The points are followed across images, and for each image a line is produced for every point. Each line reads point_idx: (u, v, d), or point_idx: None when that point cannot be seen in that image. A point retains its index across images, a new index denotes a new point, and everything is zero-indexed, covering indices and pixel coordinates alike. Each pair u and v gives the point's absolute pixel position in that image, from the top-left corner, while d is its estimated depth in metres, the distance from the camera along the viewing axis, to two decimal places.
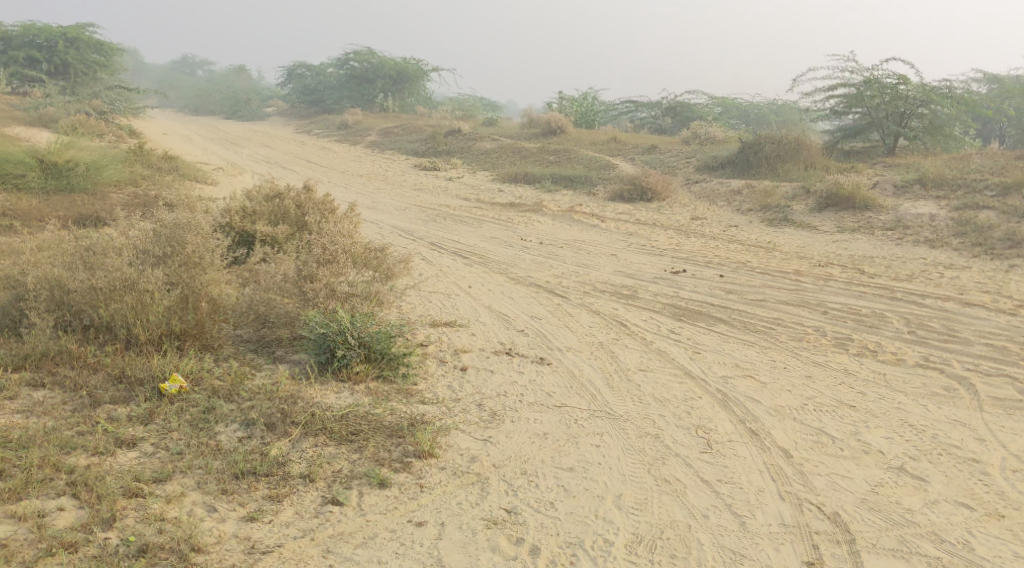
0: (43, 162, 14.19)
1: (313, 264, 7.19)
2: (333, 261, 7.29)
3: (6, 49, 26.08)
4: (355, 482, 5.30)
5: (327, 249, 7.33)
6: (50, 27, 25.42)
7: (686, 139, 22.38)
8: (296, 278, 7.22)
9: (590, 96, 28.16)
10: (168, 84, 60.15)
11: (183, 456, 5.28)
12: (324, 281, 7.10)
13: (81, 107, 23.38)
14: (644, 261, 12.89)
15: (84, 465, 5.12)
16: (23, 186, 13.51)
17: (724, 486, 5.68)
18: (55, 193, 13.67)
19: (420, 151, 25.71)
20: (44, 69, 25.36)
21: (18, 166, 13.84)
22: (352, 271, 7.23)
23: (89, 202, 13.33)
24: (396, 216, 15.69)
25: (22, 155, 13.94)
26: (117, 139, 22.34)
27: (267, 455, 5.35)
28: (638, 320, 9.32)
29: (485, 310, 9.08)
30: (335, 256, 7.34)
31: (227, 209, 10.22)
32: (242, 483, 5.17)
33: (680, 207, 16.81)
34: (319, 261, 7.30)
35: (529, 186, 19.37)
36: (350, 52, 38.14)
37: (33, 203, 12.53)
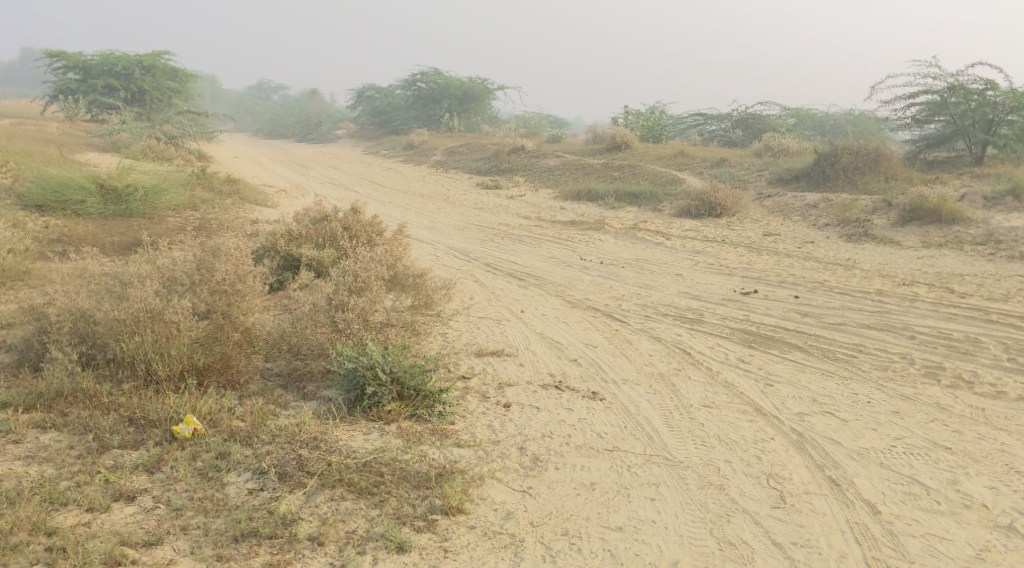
0: (103, 187, 14.08)
1: (344, 292, 6.58)
2: (365, 288, 6.69)
3: (86, 78, 26.50)
4: (370, 545, 4.75)
5: (361, 273, 6.75)
6: (128, 56, 25.75)
7: (757, 151, 21.49)
8: (327, 308, 6.57)
9: (657, 109, 27.44)
10: (241, 109, 61.11)
11: (183, 513, 4.82)
12: (356, 310, 6.51)
13: (152, 133, 23.56)
14: (712, 282, 12.17)
15: (70, 525, 4.69)
16: (81, 212, 13.42)
17: (800, 550, 5.00)
18: (112, 218, 13.53)
19: (483, 170, 25.28)
20: (121, 96, 25.69)
21: (78, 193, 13.76)
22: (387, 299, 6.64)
23: (146, 225, 13.15)
24: (453, 237, 15.23)
25: (83, 180, 13.86)
26: (185, 162, 22.41)
27: (274, 514, 4.84)
28: (704, 348, 8.64)
29: (536, 337, 8.59)
30: (368, 283, 6.71)
31: (272, 233, 9.83)
32: (241, 547, 4.68)
33: (751, 222, 15.99)
34: (353, 286, 6.68)
35: (594, 203, 18.76)
36: (417, 72, 38.07)
37: (90, 230, 12.39)
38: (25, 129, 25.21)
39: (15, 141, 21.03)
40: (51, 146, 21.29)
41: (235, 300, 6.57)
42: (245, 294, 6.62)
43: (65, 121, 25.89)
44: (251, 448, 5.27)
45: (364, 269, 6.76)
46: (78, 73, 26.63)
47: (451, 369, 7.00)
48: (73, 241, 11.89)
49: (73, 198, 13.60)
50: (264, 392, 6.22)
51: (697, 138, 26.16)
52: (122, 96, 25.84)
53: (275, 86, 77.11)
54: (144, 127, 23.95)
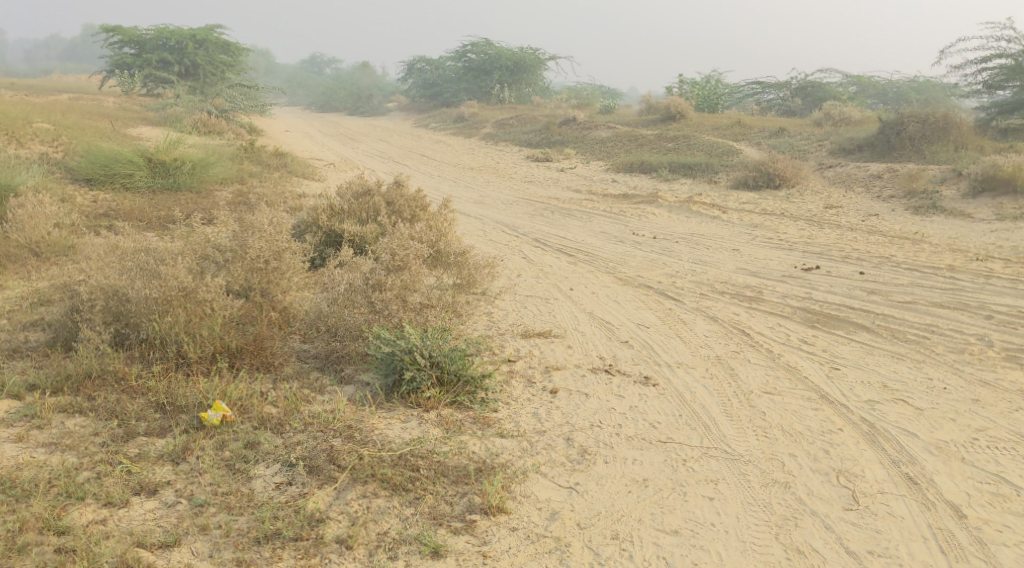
0: (151, 161, 13.95)
1: (381, 273, 6.29)
2: (404, 270, 6.40)
3: (140, 52, 26.53)
4: (402, 550, 4.44)
5: (400, 253, 6.47)
6: (181, 30, 25.71)
7: (818, 120, 20.72)
8: (363, 287, 6.27)
9: (713, 78, 26.71)
10: (294, 83, 61.17)
11: (205, 510, 4.56)
12: (395, 290, 6.21)
13: (205, 106, 23.50)
14: (772, 257, 11.67)
15: (85, 522, 4.45)
16: (130, 185, 13.29)
17: (877, 560, 4.59)
18: (160, 192, 13.40)
19: (534, 142, 24.84)
20: (175, 71, 25.68)
21: (126, 167, 13.65)
22: (427, 279, 6.34)
23: (194, 199, 13.00)
24: (502, 210, 14.87)
25: (131, 153, 13.74)
26: (236, 136, 22.30)
27: (301, 512, 4.56)
28: (764, 329, 8.21)
29: (586, 317, 8.27)
30: (407, 264, 6.43)
31: (315, 209, 9.57)
32: (263, 550, 4.39)
33: (812, 194, 15.37)
34: (393, 266, 6.43)
35: (646, 175, 18.24)
36: (467, 43, 37.65)
37: (137, 205, 12.24)
38: (82, 104, 25.36)
39: (70, 115, 21.09)
40: (105, 120, 21.32)
41: (274, 278, 6.46)
42: (283, 269, 6.50)
43: (121, 96, 25.98)
44: (281, 436, 5.00)
45: (403, 247, 6.48)
46: (134, 48, 26.70)
47: (495, 352, 6.69)
48: (120, 215, 11.76)
49: (123, 171, 13.49)
50: (299, 375, 5.94)
51: (754, 107, 25.41)
52: (177, 70, 25.83)
53: (328, 59, 77.14)
54: (196, 101, 23.91)
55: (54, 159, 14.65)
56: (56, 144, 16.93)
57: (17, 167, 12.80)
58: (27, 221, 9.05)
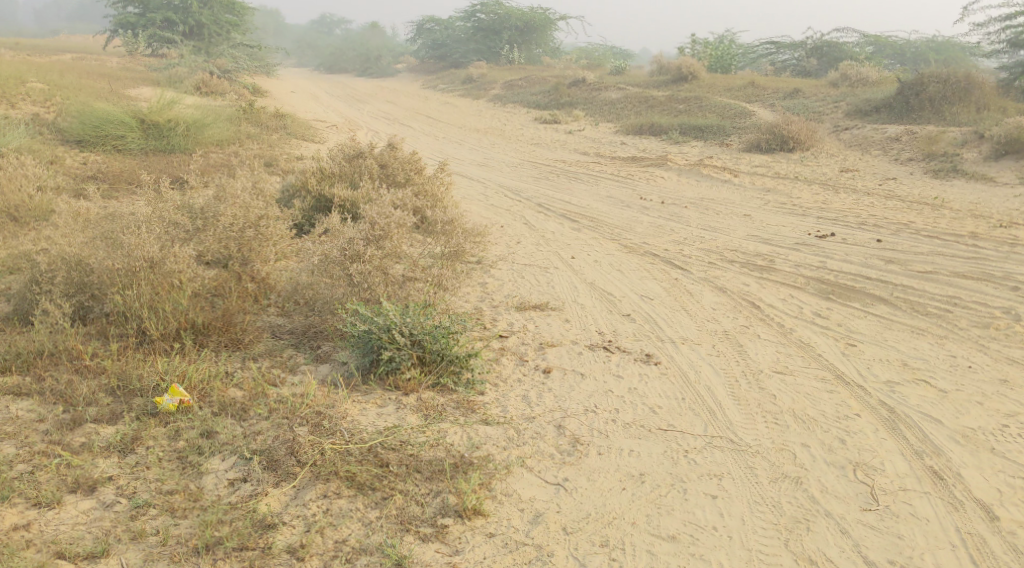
0: (144, 122, 13.45)
1: (360, 240, 5.74)
2: (385, 237, 5.81)
3: (145, 12, 25.96)
4: (363, 561, 4.08)
5: (381, 217, 5.88)
6: None
7: (834, 81, 20.02)
8: (338, 259, 5.70)
9: (727, 38, 25.95)
10: (303, 43, 60.31)
11: (146, 511, 4.21)
12: (375, 261, 5.70)
13: (207, 67, 22.95)
14: (784, 224, 11.17)
15: (12, 525, 4.10)
16: (121, 148, 12.86)
17: None
18: (152, 154, 12.91)
19: (542, 104, 24.22)
20: (180, 31, 25.14)
21: (118, 127, 13.15)
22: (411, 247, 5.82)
23: (187, 161, 12.56)
24: (506, 174, 14.37)
25: (123, 114, 13.29)
26: (238, 97, 21.74)
27: (253, 515, 4.21)
28: (775, 301, 7.74)
29: (586, 287, 7.80)
30: (388, 231, 5.82)
31: (303, 172, 9.09)
32: (202, 562, 4.03)
33: (827, 157, 14.78)
34: (375, 229, 5.80)
35: (656, 137, 17.67)
36: (476, 3, 36.85)
37: (126, 167, 11.79)
38: (85, 64, 24.84)
39: (68, 76, 20.61)
40: (104, 80, 20.81)
41: (256, 245, 6.09)
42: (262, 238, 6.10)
43: (125, 57, 25.47)
44: (242, 423, 4.63)
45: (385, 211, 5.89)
46: (138, 6, 26.11)
47: (485, 328, 6.25)
48: (109, 177, 11.33)
49: (114, 133, 13.05)
50: (270, 354, 5.48)
51: (768, 68, 24.68)
52: (182, 30, 25.28)
53: (337, 19, 76.06)
54: (199, 62, 23.36)
55: (44, 119, 14.21)
56: (49, 104, 16.47)
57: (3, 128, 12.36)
58: (2, 183, 8.61)
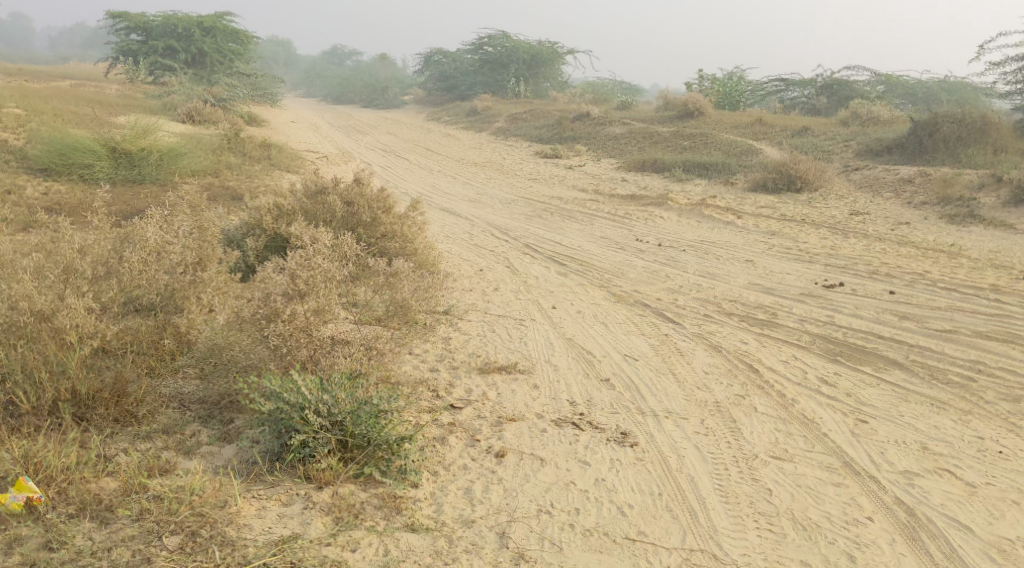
0: (114, 151, 12.62)
1: (279, 299, 4.89)
2: (309, 293, 4.97)
3: (147, 39, 25.32)
4: None
5: (303, 270, 5.03)
6: (188, 16, 24.48)
7: (844, 120, 19.27)
8: (258, 317, 4.90)
9: (734, 74, 25.22)
10: (313, 72, 59.77)
11: None
12: (299, 322, 4.86)
13: (203, 95, 22.26)
14: (789, 271, 10.34)
15: None
16: (88, 177, 12.06)
17: None
18: (120, 184, 12.05)
19: (543, 138, 23.49)
20: (182, 59, 24.48)
21: (87, 156, 12.34)
22: (340, 307, 5.01)
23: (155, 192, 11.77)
24: (496, 211, 13.58)
25: (94, 143, 12.53)
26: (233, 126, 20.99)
27: None
28: (776, 363, 6.89)
29: (564, 344, 6.97)
30: (314, 286, 4.98)
31: (259, 208, 8.32)
32: None
33: (836, 199, 13.96)
34: (303, 282, 4.96)
35: (658, 174, 16.86)
36: (484, 36, 36.24)
37: (88, 198, 11.01)
38: (82, 91, 24.14)
39: (53, 101, 19.88)
40: (91, 108, 20.11)
41: (188, 294, 5.45)
42: (199, 281, 5.51)
43: (124, 84, 24.83)
44: (103, 528, 4.05)
45: (310, 261, 5.06)
46: (140, 35, 25.49)
47: (439, 394, 5.46)
48: (66, 210, 10.52)
49: (82, 162, 12.27)
50: (171, 430, 4.70)
51: (777, 105, 23.93)
52: (184, 58, 24.63)
53: (351, 51, 75.76)
54: (196, 90, 22.65)
55: (11, 145, 13.42)
56: (22, 131, 15.71)
57: None
58: None
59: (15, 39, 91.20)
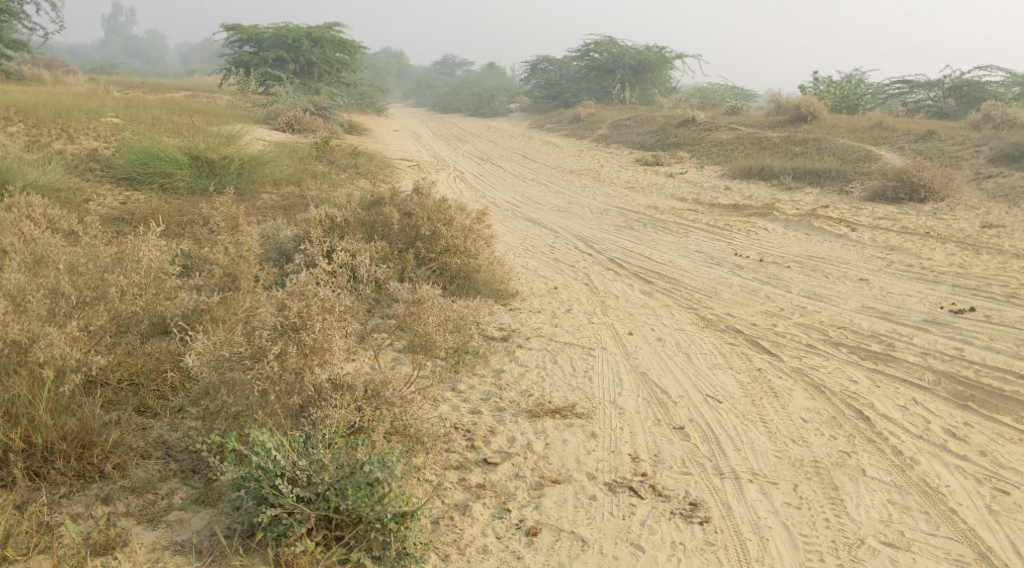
0: (196, 159, 12.02)
1: (266, 337, 4.41)
2: (304, 327, 4.46)
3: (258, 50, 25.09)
4: None
5: (295, 301, 4.52)
6: (297, 27, 24.16)
7: (975, 123, 17.60)
8: (242, 353, 4.41)
9: (852, 76, 23.58)
10: (423, 83, 59.67)
11: None
12: (290, 363, 4.38)
13: (303, 103, 21.85)
14: (909, 291, 9.15)
15: None
16: (168, 186, 11.51)
17: None
18: (199, 195, 11.48)
19: (646, 145, 22.42)
20: (290, 69, 24.15)
21: (167, 164, 11.75)
22: (341, 344, 4.47)
23: (230, 201, 11.23)
24: (585, 220, 12.69)
25: (176, 151, 11.90)
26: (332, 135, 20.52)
27: None
28: (891, 411, 5.82)
29: (635, 378, 6.03)
30: (308, 320, 4.44)
31: (309, 221, 7.66)
32: None
33: (966, 209, 12.52)
34: (296, 317, 4.45)
35: (765, 183, 15.61)
36: (590, 42, 35.10)
37: (159, 206, 10.53)
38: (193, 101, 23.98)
39: (154, 110, 19.79)
40: (190, 116, 19.94)
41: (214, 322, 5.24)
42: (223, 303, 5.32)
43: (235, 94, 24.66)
44: None
45: (306, 289, 4.53)
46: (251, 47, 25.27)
47: (472, 438, 4.87)
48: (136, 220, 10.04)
49: (163, 170, 11.72)
50: (142, 489, 4.38)
51: (899, 109, 22.23)
52: (292, 68, 24.28)
53: (460, 61, 75.65)
54: (298, 97, 22.19)
55: (96, 150, 13.13)
56: (113, 137, 14.62)
57: (35, 161, 11.19)
58: None
59: (140, 50, 94.29)
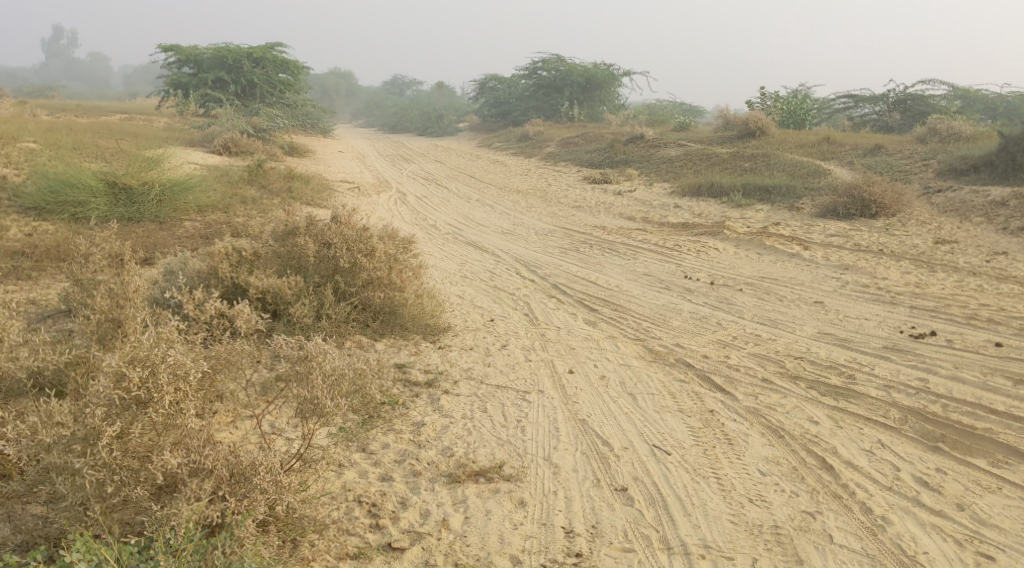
0: (114, 186, 10.66)
1: (100, 415, 4.01)
2: (150, 400, 4.14)
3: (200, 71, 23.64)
4: None
5: (140, 369, 4.13)
6: (239, 47, 22.87)
7: (921, 136, 17.31)
8: (73, 432, 4.01)
9: (798, 91, 23.27)
10: (372, 103, 58.62)
11: None
12: (135, 445, 4.07)
13: (241, 124, 20.75)
14: (866, 313, 8.67)
15: None
16: (81, 217, 10.18)
17: None
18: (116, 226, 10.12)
19: (594, 162, 21.91)
20: (232, 91, 22.81)
21: (81, 192, 10.40)
22: (196, 420, 4.16)
23: (147, 228, 10.38)
24: (528, 242, 12.09)
25: (91, 177, 10.52)
26: (271, 157, 19.62)
27: None
28: (856, 456, 5.26)
29: (573, 424, 5.42)
30: (156, 391, 4.12)
31: (214, 252, 6.89)
32: None
33: (918, 224, 12.13)
34: (141, 388, 4.10)
35: (714, 200, 15.13)
36: (538, 59, 34.38)
37: (65, 230, 9.67)
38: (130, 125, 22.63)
39: (81, 134, 18.74)
40: (119, 139, 18.92)
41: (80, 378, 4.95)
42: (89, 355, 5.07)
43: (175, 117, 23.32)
44: None
45: (150, 358, 4.15)
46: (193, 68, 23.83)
47: (376, 507, 4.53)
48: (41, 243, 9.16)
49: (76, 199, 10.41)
50: None
51: (844, 123, 21.96)
52: (234, 90, 22.93)
53: (407, 81, 74.65)
54: (235, 118, 20.99)
55: (6, 174, 12.16)
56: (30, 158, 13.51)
57: None
58: None
59: (82, 73, 92.19)
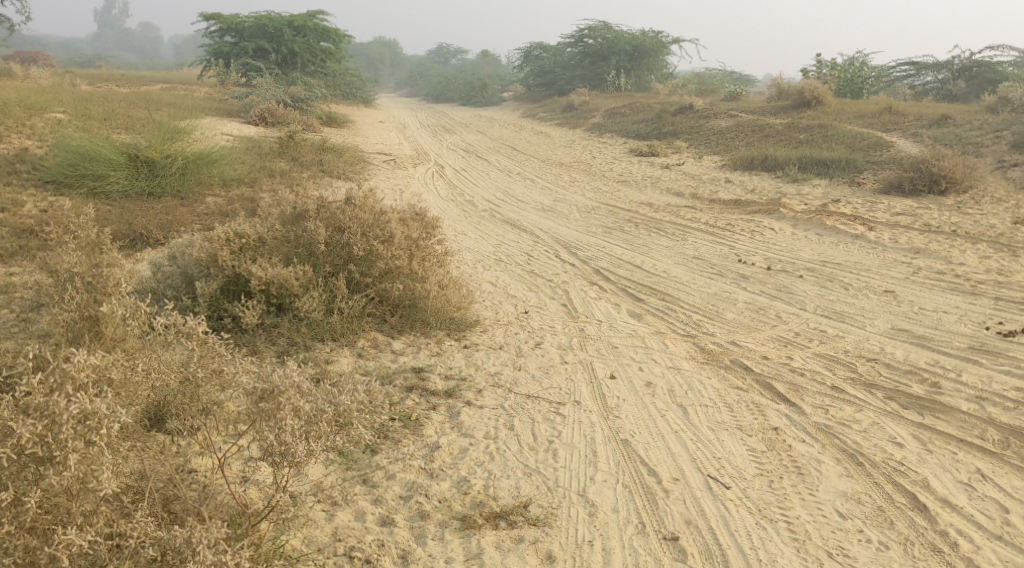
0: (136, 158, 9.81)
1: None
2: (53, 457, 3.59)
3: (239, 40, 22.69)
4: None
5: (38, 419, 3.58)
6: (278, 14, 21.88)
7: (991, 106, 16.10)
8: None
9: (856, 59, 22.00)
10: (414, 73, 57.57)
11: None
12: (34, 515, 3.56)
13: (279, 94, 19.86)
14: (943, 304, 7.77)
15: None
16: (99, 190, 9.38)
17: None
18: (135, 202, 9.29)
19: (640, 134, 20.92)
20: (272, 60, 21.83)
21: (101, 164, 9.56)
22: (111, 482, 3.64)
23: (167, 200, 9.59)
24: (567, 220, 11.26)
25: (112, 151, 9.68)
26: (308, 128, 18.81)
27: None
28: (950, 488, 4.57)
29: (613, 445, 4.75)
30: (58, 450, 3.57)
31: (211, 235, 6.14)
32: None
33: (994, 202, 11.08)
34: (37, 444, 3.56)
35: (769, 175, 14.12)
36: (584, 26, 33.19)
37: (75, 201, 8.98)
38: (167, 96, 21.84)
39: (114, 104, 18.11)
40: (152, 109, 18.20)
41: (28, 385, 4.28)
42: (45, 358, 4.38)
43: (214, 88, 22.44)
44: None
45: (49, 406, 3.58)
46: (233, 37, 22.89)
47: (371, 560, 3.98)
48: (49, 216, 8.47)
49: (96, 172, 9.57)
50: None
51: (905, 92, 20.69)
52: (274, 59, 21.95)
53: (452, 51, 73.40)
54: (273, 88, 20.09)
55: (24, 140, 11.53)
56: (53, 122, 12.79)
57: None
58: None
59: (134, 43, 92.52)
